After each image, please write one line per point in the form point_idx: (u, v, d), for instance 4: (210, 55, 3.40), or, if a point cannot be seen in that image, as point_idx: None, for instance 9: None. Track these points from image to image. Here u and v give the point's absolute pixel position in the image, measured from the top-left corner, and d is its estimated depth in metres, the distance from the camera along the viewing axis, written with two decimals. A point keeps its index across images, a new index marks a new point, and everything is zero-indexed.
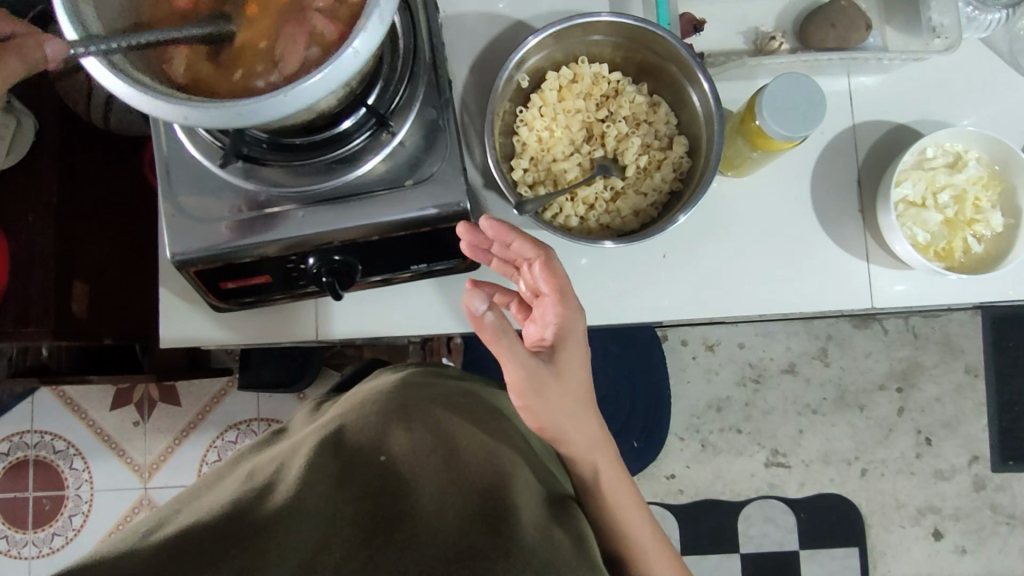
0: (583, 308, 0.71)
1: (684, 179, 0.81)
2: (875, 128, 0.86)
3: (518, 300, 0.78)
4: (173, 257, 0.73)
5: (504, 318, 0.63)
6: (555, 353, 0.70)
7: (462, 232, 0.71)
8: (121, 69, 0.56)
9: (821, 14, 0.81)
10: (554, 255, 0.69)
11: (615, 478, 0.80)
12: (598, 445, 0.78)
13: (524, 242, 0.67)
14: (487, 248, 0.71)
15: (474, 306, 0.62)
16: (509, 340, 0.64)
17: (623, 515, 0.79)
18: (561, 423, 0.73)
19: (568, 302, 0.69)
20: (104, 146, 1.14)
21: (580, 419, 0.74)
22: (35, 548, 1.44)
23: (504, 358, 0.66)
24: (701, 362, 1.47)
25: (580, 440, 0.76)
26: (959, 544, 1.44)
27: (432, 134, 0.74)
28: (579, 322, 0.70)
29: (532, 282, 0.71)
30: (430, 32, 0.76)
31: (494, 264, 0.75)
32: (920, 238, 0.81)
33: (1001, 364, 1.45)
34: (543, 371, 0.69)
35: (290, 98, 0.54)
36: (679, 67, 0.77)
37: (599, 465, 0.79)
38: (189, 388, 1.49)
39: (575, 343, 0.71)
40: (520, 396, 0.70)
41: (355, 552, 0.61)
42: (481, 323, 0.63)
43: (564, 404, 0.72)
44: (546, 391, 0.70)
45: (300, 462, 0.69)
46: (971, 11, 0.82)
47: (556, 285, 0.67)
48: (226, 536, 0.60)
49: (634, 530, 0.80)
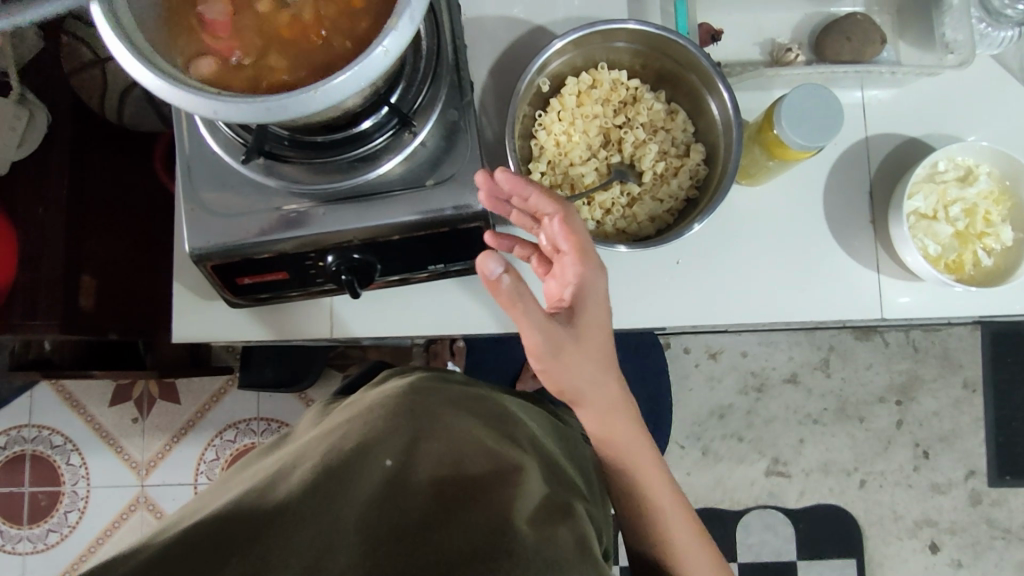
0: (605, 267, 0.68)
1: (700, 187, 0.82)
2: (886, 140, 0.87)
3: (538, 254, 0.75)
4: (191, 252, 0.73)
5: (522, 282, 0.60)
6: (574, 315, 0.67)
7: (480, 182, 0.68)
8: (150, 60, 0.56)
9: (837, 28, 0.83)
10: (574, 210, 0.66)
11: (637, 444, 0.74)
12: (617, 409, 0.72)
13: (542, 197, 0.65)
14: (506, 198, 0.68)
15: (487, 269, 0.58)
16: (528, 306, 0.60)
17: (647, 484, 0.75)
18: (581, 390, 0.69)
19: (589, 261, 0.66)
20: (117, 141, 1.15)
21: (601, 384, 0.69)
22: (30, 543, 1.43)
23: (522, 323, 0.62)
24: (703, 371, 1.48)
25: (599, 404, 0.71)
26: (955, 557, 1.44)
27: (453, 136, 0.74)
28: (601, 279, 0.67)
29: (552, 236, 0.68)
30: (453, 34, 0.76)
31: (512, 219, 0.71)
32: (931, 250, 0.83)
33: (1000, 377, 1.46)
34: (563, 334, 0.65)
35: (320, 94, 0.54)
36: (699, 76, 0.78)
37: (618, 435, 0.73)
38: (189, 386, 1.48)
39: (596, 304, 0.68)
40: (538, 360, 0.66)
41: (354, 561, 0.57)
42: (496, 288, 0.60)
43: (584, 368, 0.67)
44: (564, 356, 0.65)
45: (303, 468, 0.65)
46: (984, 28, 0.84)
47: (576, 242, 0.65)
48: (224, 546, 0.56)
49: (657, 497, 0.76)
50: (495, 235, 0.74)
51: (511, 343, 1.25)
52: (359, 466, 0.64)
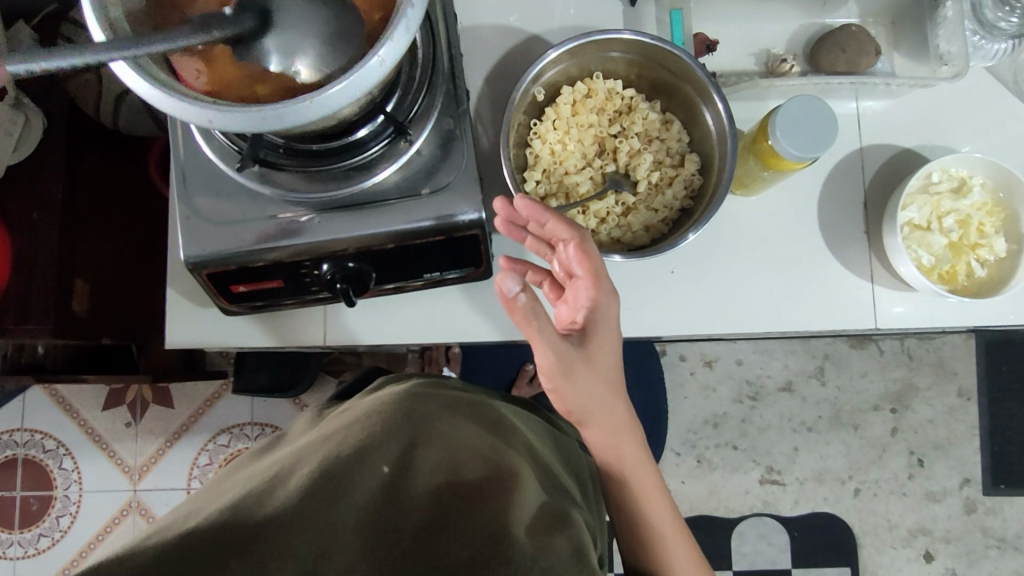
0: (617, 291, 0.68)
1: (694, 197, 0.82)
2: (880, 151, 0.87)
3: (550, 279, 0.75)
4: (186, 260, 0.73)
5: (537, 301, 0.63)
6: (585, 337, 0.68)
7: (498, 208, 0.69)
8: (144, 67, 0.56)
9: (832, 40, 0.83)
10: (590, 237, 0.66)
11: (637, 457, 0.74)
12: (624, 428, 0.73)
13: (558, 224, 0.64)
14: (522, 223, 0.70)
15: (506, 287, 0.61)
16: (540, 323, 0.63)
17: (646, 499, 0.74)
18: (589, 409, 0.70)
19: (602, 286, 0.66)
20: (111, 146, 1.14)
21: (609, 403, 0.71)
22: (21, 548, 1.43)
23: (535, 340, 0.64)
24: (698, 379, 1.48)
25: (605, 425, 0.71)
26: (949, 566, 1.44)
27: (448, 144, 0.74)
28: (612, 305, 0.67)
29: (566, 262, 0.68)
30: (449, 43, 0.76)
31: (527, 243, 0.73)
32: (925, 261, 0.82)
33: (994, 386, 1.46)
34: (574, 355, 0.66)
35: (315, 104, 0.54)
36: (694, 87, 0.78)
37: (623, 449, 0.73)
38: (183, 391, 1.48)
39: (607, 327, 0.68)
40: (549, 378, 0.68)
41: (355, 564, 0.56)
42: (512, 305, 0.62)
43: (594, 387, 0.69)
44: (576, 375, 0.67)
45: (304, 472, 0.63)
46: (977, 40, 0.84)
47: (591, 268, 0.65)
48: (226, 545, 0.55)
49: (662, 529, 0.74)
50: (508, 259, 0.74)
51: (507, 352, 1.25)
52: (356, 471, 0.63)
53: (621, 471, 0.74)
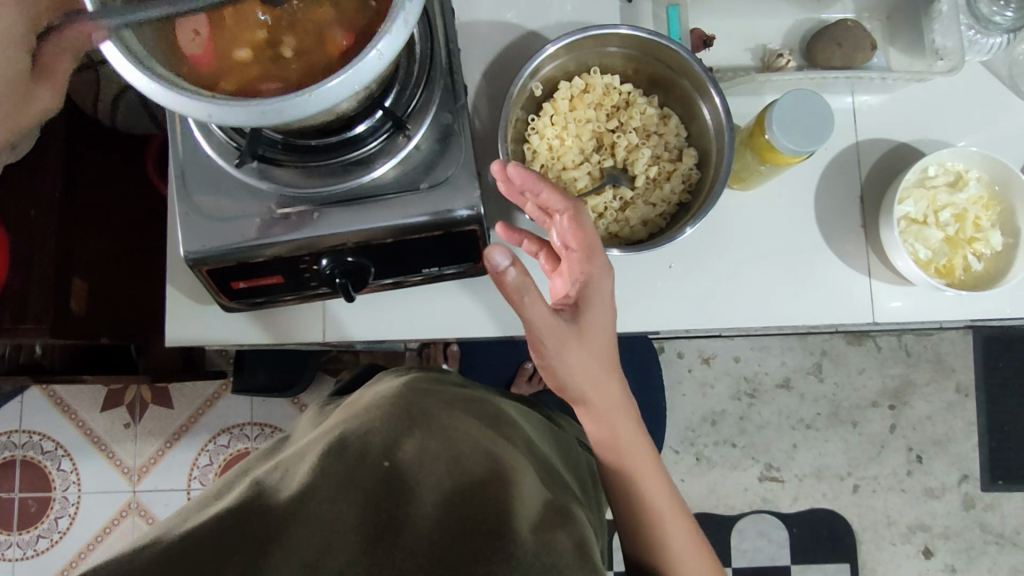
0: (611, 265, 0.69)
1: (693, 191, 0.82)
2: (876, 146, 0.87)
3: (546, 250, 0.76)
4: (185, 255, 0.73)
5: (528, 276, 0.62)
6: (579, 313, 0.68)
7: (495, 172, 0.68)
8: (143, 61, 0.56)
9: (827, 35, 0.83)
10: (585, 209, 0.66)
11: (634, 441, 0.74)
12: (620, 409, 0.73)
13: (552, 195, 0.64)
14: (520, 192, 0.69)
15: (496, 262, 0.61)
16: (531, 297, 0.62)
17: (645, 483, 0.74)
18: (586, 394, 0.71)
19: (595, 259, 0.67)
20: (109, 145, 1.14)
21: (604, 383, 0.71)
22: (19, 550, 1.42)
23: (526, 317, 0.64)
24: (697, 376, 1.49)
25: (603, 408, 0.72)
26: (948, 562, 1.44)
27: (446, 139, 0.74)
28: (606, 280, 0.69)
29: (561, 234, 0.68)
30: (446, 38, 0.77)
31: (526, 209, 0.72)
32: (921, 255, 0.83)
33: (991, 382, 1.47)
34: (566, 330, 0.67)
35: (314, 97, 0.54)
36: (691, 82, 0.79)
37: (618, 430, 0.73)
38: (181, 391, 1.47)
39: (601, 302, 0.69)
40: (540, 351, 0.68)
41: (357, 557, 0.56)
42: (503, 281, 0.62)
43: (588, 364, 0.69)
44: (567, 353, 0.67)
45: (303, 467, 0.63)
46: (973, 34, 0.85)
47: (583, 241, 0.66)
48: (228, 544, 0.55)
49: (663, 513, 0.74)
50: (507, 226, 0.76)
51: (505, 349, 1.25)
52: (357, 466, 0.63)
53: (618, 457, 0.74)
